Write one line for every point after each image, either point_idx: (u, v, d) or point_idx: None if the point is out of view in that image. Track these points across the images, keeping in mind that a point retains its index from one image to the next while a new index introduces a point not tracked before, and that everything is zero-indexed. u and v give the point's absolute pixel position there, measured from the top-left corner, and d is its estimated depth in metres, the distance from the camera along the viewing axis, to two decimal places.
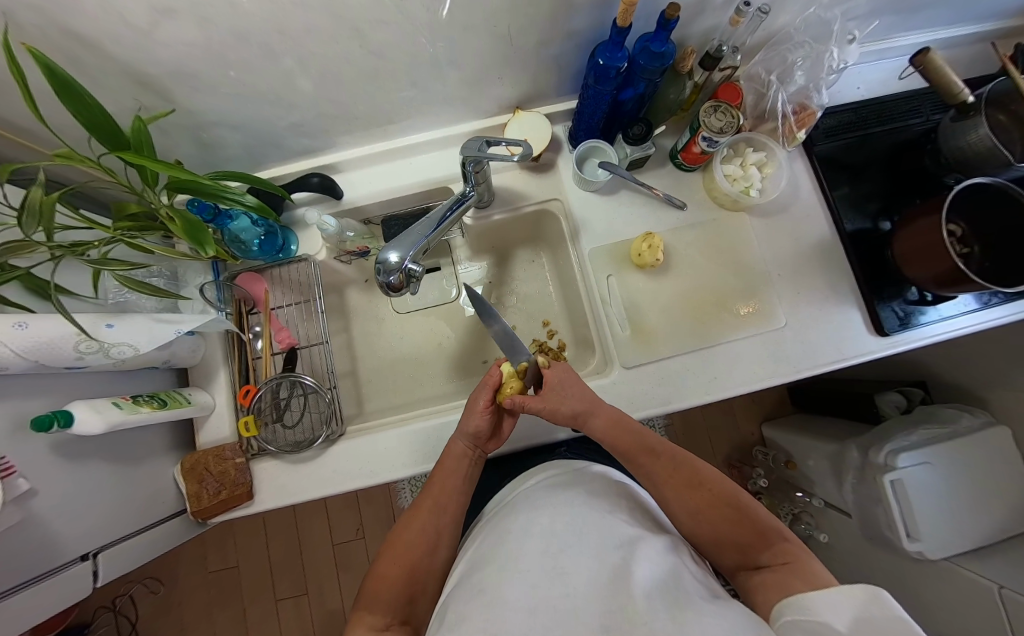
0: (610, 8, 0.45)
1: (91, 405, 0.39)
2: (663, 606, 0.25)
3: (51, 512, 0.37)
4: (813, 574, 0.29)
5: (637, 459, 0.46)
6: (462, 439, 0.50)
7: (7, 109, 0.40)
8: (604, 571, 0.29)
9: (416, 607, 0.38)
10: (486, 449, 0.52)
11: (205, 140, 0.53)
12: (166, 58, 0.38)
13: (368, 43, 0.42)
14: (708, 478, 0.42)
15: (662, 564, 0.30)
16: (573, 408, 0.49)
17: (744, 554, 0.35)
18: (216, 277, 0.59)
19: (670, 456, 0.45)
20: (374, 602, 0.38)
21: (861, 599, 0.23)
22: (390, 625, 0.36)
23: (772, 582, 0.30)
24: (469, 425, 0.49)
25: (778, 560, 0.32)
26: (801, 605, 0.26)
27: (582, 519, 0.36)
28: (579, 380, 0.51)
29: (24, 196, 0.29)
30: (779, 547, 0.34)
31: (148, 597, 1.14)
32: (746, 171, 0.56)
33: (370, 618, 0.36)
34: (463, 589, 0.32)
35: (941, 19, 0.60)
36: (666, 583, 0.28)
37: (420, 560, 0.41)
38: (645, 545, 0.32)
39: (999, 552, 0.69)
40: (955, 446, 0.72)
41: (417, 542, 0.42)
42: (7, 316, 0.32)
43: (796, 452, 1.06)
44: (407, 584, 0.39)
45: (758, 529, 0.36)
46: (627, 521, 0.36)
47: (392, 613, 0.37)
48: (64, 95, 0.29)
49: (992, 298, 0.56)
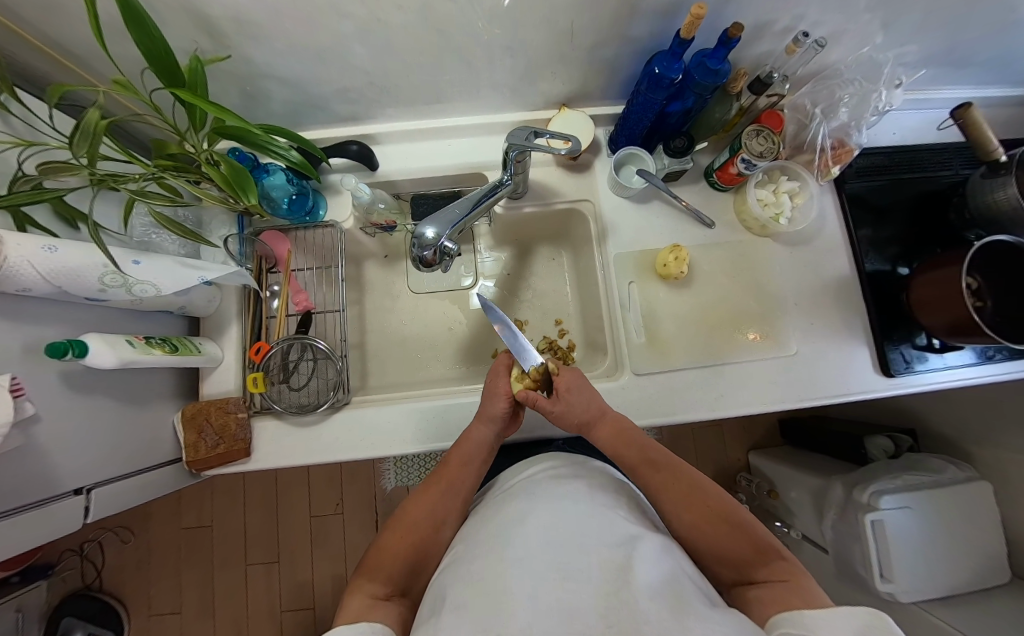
0: (674, 19, 0.45)
1: (105, 339, 0.39)
2: (664, 605, 0.25)
3: (50, 441, 0.36)
4: (812, 594, 0.30)
5: (637, 472, 0.47)
6: (482, 424, 0.51)
7: (67, 32, 0.40)
8: (603, 567, 0.28)
9: (415, 583, 0.39)
10: (504, 434, 0.54)
11: (251, 92, 0.53)
12: (231, 3, 0.38)
13: (432, 19, 0.42)
14: (710, 493, 0.41)
15: (663, 566, 0.30)
16: (579, 418, 0.50)
17: (739, 569, 0.36)
18: (240, 231, 0.58)
19: (671, 468, 0.45)
20: (374, 571, 0.38)
21: (862, 619, 0.24)
22: (389, 596, 0.36)
23: (768, 596, 0.31)
24: (492, 407, 0.50)
25: (774, 577, 0.33)
26: (795, 619, 0.27)
27: (583, 513, 0.36)
28: (591, 388, 0.52)
29: (80, 118, 0.29)
30: (777, 564, 0.34)
31: (116, 545, 1.13)
32: (778, 198, 0.57)
33: (369, 586, 0.36)
34: (460, 575, 0.31)
35: (984, 77, 0.61)
36: (666, 585, 0.27)
37: (426, 536, 0.41)
38: (646, 544, 0.32)
39: (968, 604, 0.71)
40: (937, 494, 0.74)
41: (423, 519, 0.42)
42: (38, 238, 0.32)
43: (781, 482, 1.08)
44: (411, 559, 0.39)
45: (756, 544, 0.37)
46: (627, 519, 0.36)
47: (391, 583, 0.37)
48: (130, 23, 0.28)
49: (995, 353, 0.57)
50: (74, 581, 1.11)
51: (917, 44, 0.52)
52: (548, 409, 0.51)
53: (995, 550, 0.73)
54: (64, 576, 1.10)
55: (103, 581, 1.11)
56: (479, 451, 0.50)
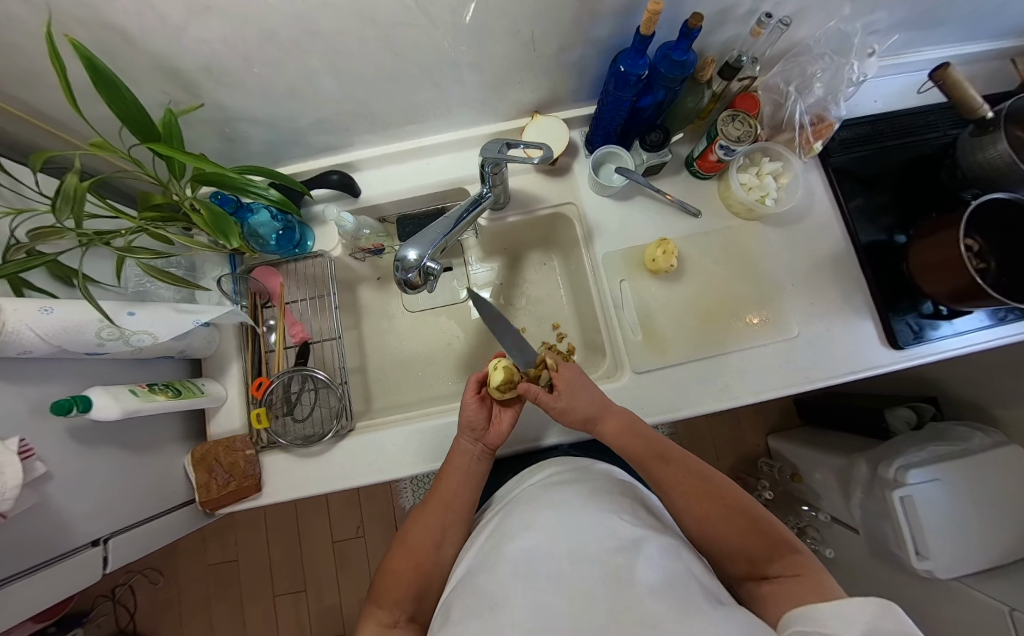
0: (632, 16, 0.45)
1: (109, 390, 0.39)
2: (668, 606, 0.24)
3: (65, 497, 0.37)
4: (825, 588, 0.29)
5: (647, 465, 0.46)
6: (461, 437, 0.50)
7: (45, 99, 0.42)
8: (608, 571, 0.28)
9: (425, 604, 0.39)
10: (488, 440, 0.51)
11: (229, 135, 0.54)
12: (197, 55, 0.39)
13: (395, 45, 0.43)
14: (720, 488, 0.41)
15: (665, 568, 0.29)
16: (584, 412, 0.49)
17: (752, 564, 0.36)
18: (233, 270, 0.60)
19: (681, 462, 0.45)
20: (383, 597, 0.38)
21: (872, 612, 0.23)
22: (398, 621, 0.36)
23: (781, 593, 0.31)
24: (465, 417, 0.49)
25: (788, 571, 0.33)
26: (806, 614, 0.26)
27: (584, 517, 0.35)
28: (591, 384, 0.51)
29: (60, 182, 0.29)
30: (791, 558, 0.34)
31: (147, 587, 1.14)
32: (762, 180, 0.57)
33: (379, 614, 0.37)
34: (468, 587, 0.31)
35: (962, 34, 0.60)
36: (671, 587, 0.26)
37: (426, 556, 0.41)
38: (650, 548, 0.31)
39: (1013, 574, 0.68)
40: (966, 463, 0.71)
41: (424, 538, 0.43)
42: (34, 300, 0.33)
43: (803, 464, 1.05)
44: (416, 581, 0.39)
45: (769, 538, 0.36)
46: (630, 521, 0.35)
47: (399, 609, 0.37)
48: (102, 89, 0.29)
49: (1007, 314, 0.55)
50: (108, 627, 1.12)
51: (886, 11, 0.51)
52: (552, 403, 0.49)
53: None
54: (99, 622, 1.12)
55: (137, 624, 1.13)
56: (467, 461, 0.49)
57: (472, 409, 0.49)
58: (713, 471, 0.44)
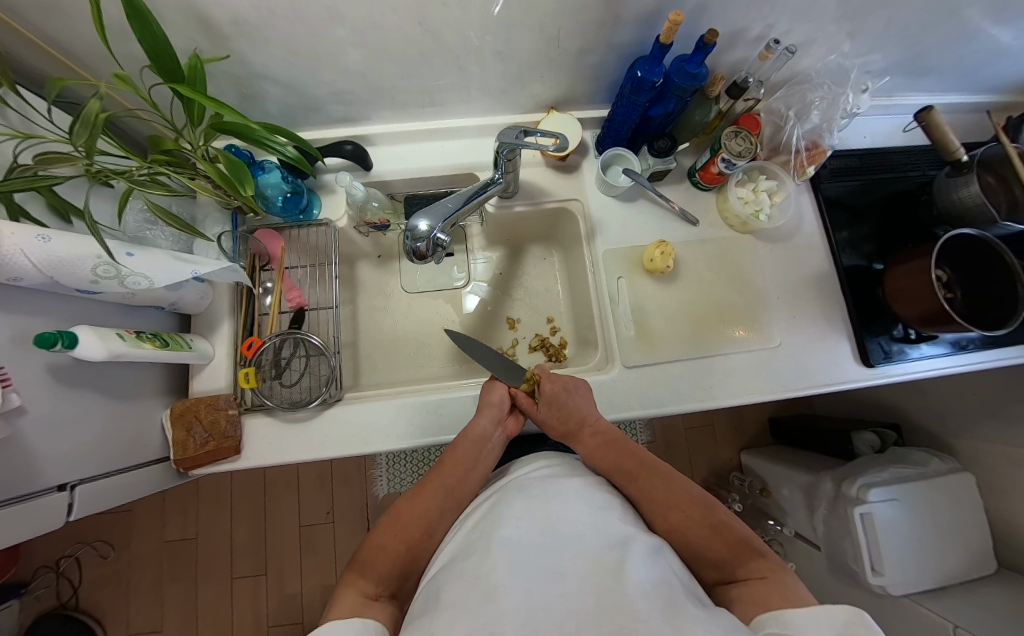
0: (653, 26, 0.48)
1: (95, 331, 0.38)
2: (658, 604, 0.24)
3: (35, 434, 0.35)
4: (793, 592, 0.31)
5: (619, 481, 0.47)
6: (486, 419, 0.51)
7: (64, 28, 0.41)
8: (598, 567, 0.28)
9: (406, 583, 0.38)
10: (507, 427, 0.55)
11: (247, 91, 0.54)
12: (228, 5, 0.39)
13: (425, 23, 0.44)
14: (689, 499, 0.42)
15: (653, 568, 0.29)
16: (561, 426, 0.52)
17: (721, 569, 0.37)
18: (234, 228, 0.59)
19: (652, 476, 0.45)
20: (369, 568, 0.37)
21: (843, 619, 0.24)
22: (379, 596, 0.35)
23: (748, 596, 0.32)
24: (489, 397, 0.54)
25: (755, 574, 0.34)
26: (777, 619, 0.28)
27: (577, 514, 0.35)
28: (580, 392, 0.52)
29: (81, 108, 0.29)
30: (756, 562, 0.35)
31: (95, 560, 1.08)
32: (757, 196, 0.60)
33: (362, 584, 0.36)
34: (457, 572, 0.31)
35: (945, 84, 0.66)
36: (657, 584, 0.27)
37: (421, 537, 0.41)
38: (640, 545, 0.32)
39: (958, 594, 0.72)
40: (923, 485, 0.75)
41: (418, 519, 0.42)
42: (30, 227, 0.32)
43: (773, 480, 1.08)
44: (404, 559, 0.39)
45: (735, 543, 0.37)
46: (620, 519, 0.36)
47: (382, 584, 0.36)
48: (132, 18, 0.29)
49: (969, 343, 0.60)
50: (48, 600, 1.06)
51: (881, 53, 0.55)
52: (535, 411, 0.55)
53: (981, 539, 0.75)
54: (38, 594, 1.05)
55: (80, 599, 1.06)
56: (481, 448, 0.51)
57: (499, 392, 0.55)
58: (685, 482, 0.44)
